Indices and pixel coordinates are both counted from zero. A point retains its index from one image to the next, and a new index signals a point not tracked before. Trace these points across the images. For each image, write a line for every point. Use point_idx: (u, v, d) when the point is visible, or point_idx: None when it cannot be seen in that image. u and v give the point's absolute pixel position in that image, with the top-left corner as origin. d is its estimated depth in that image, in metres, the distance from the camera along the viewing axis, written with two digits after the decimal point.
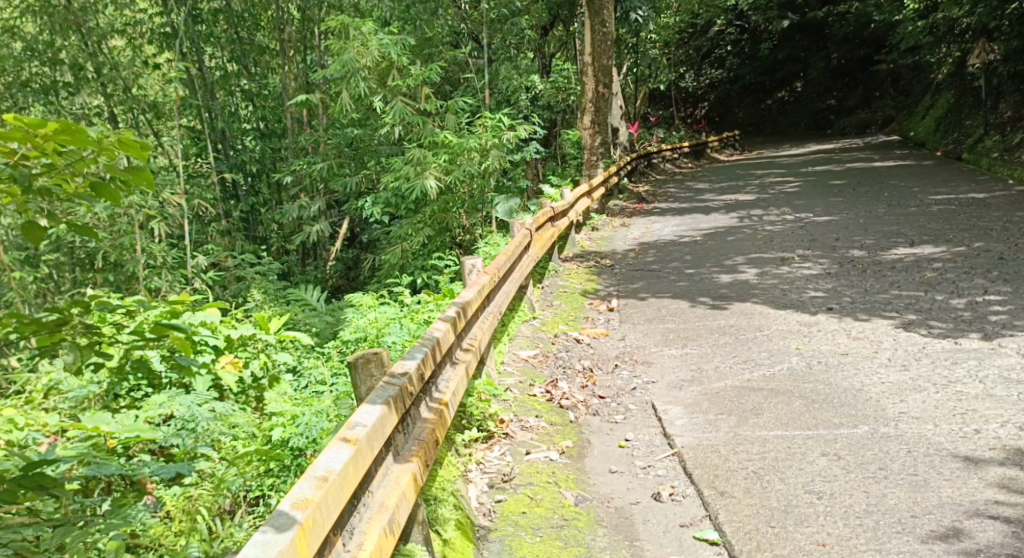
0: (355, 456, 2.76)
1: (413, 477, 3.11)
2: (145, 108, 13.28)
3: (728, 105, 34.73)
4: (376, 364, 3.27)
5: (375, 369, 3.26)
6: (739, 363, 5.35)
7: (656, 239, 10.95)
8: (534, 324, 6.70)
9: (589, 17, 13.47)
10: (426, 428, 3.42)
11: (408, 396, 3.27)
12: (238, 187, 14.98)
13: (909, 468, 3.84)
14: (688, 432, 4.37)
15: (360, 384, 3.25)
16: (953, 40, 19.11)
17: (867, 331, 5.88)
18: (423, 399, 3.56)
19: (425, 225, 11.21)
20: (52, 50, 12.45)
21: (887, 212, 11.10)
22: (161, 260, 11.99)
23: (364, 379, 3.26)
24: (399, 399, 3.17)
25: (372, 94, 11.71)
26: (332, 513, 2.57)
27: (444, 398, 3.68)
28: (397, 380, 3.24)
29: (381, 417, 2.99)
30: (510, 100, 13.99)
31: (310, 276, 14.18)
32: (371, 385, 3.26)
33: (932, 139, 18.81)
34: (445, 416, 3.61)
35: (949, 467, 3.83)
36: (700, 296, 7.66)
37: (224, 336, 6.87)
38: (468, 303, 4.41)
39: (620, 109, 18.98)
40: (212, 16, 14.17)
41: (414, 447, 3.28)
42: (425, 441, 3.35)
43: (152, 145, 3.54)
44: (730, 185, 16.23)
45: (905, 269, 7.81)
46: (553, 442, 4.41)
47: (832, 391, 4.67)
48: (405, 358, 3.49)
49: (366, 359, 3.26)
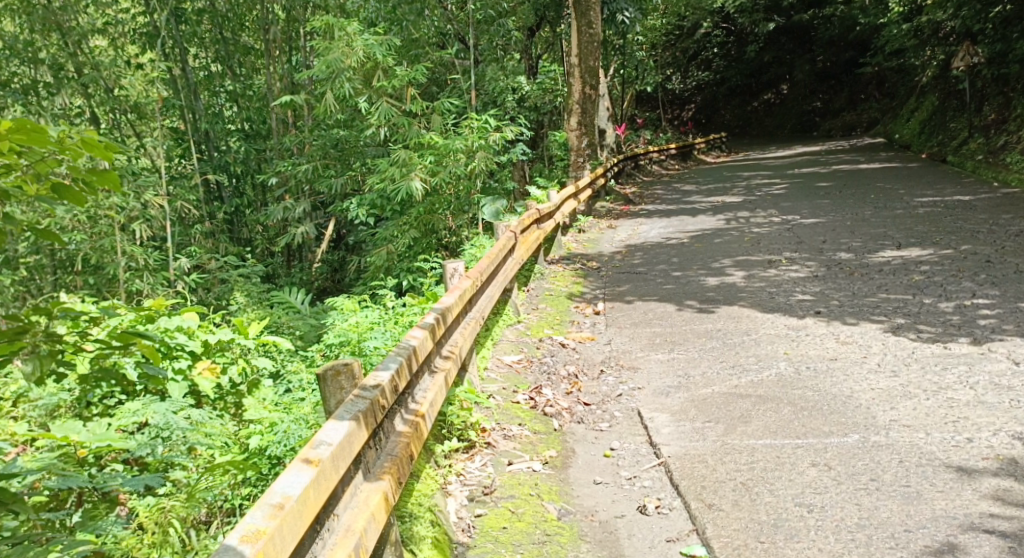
0: (316, 479, 2.63)
1: (384, 496, 2.99)
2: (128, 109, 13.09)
3: (715, 107, 34.72)
4: (347, 377, 3.13)
5: (345, 382, 3.13)
6: (727, 369, 5.24)
7: (643, 241, 10.87)
8: (518, 327, 6.58)
9: (575, 18, 13.38)
10: (400, 443, 3.30)
11: (379, 409, 3.16)
12: (222, 188, 14.81)
13: (901, 479, 3.74)
14: (675, 440, 4.27)
15: (329, 397, 3.10)
16: (937, 43, 19.12)
17: (856, 336, 5.80)
18: (397, 411, 3.45)
19: (411, 226, 11.09)
20: (31, 50, 12.25)
21: (874, 214, 11.04)
22: (143, 263, 11.80)
23: (334, 391, 3.11)
24: (370, 413, 3.06)
25: (356, 95, 11.56)
26: (286, 543, 2.43)
27: (420, 409, 3.56)
28: (367, 393, 3.12)
29: (348, 434, 2.88)
30: (497, 101, 13.90)
31: (294, 278, 14.02)
32: (341, 398, 3.13)
33: (918, 141, 18.81)
34: (421, 428, 3.50)
35: (942, 478, 3.73)
36: (687, 298, 7.57)
37: (201, 340, 6.64)
38: (449, 309, 4.28)
39: (607, 110, 18.90)
40: (196, 17, 14.00)
41: (387, 464, 3.16)
42: (399, 455, 3.24)
43: (117, 145, 3.42)
44: (717, 187, 16.16)
45: (893, 272, 7.74)
46: (535, 452, 4.29)
47: (821, 398, 4.57)
48: (378, 369, 3.37)
49: (336, 371, 3.11)
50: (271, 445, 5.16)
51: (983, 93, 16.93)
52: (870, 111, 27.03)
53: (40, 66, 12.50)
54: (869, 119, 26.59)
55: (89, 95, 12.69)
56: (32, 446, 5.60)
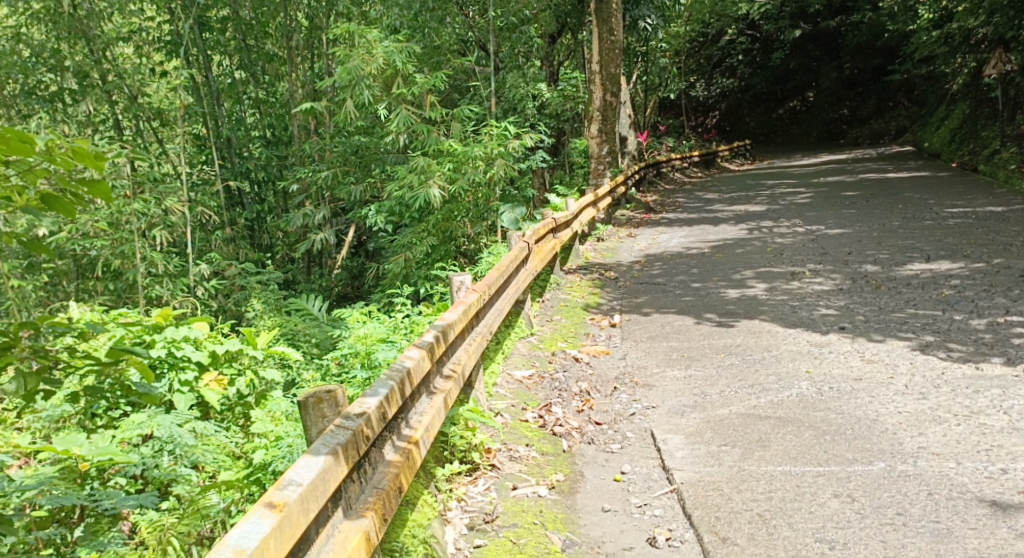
0: (279, 528, 2.53)
1: (365, 535, 2.90)
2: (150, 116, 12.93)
3: (739, 114, 34.36)
4: (329, 404, 3.06)
5: (328, 409, 3.05)
6: (746, 388, 5.02)
7: (663, 251, 10.64)
8: (530, 340, 6.39)
9: (597, 25, 13.16)
10: (388, 474, 3.19)
11: (363, 440, 3.05)
12: (244, 195, 14.55)
13: (931, 514, 3.52)
14: (689, 466, 4.06)
15: (310, 425, 3.03)
16: (968, 51, 18.77)
17: (882, 354, 5.56)
18: (388, 439, 3.34)
19: (429, 234, 10.86)
20: (56, 57, 12.07)
21: (902, 225, 10.77)
22: (163, 269, 11.63)
23: (315, 419, 3.04)
24: (351, 446, 2.96)
25: (376, 102, 11.40)
26: None
27: (413, 436, 3.43)
28: (350, 423, 3.03)
29: (322, 470, 2.79)
30: (517, 108, 13.49)
31: (314, 285, 13.86)
32: (322, 426, 3.05)
33: (946, 151, 18.46)
34: (414, 455, 3.38)
35: (975, 514, 3.50)
36: (706, 311, 7.35)
37: (209, 351, 6.47)
38: (451, 325, 4.11)
39: (629, 118, 18.67)
40: (220, 25, 13.85)
41: (371, 499, 3.06)
42: (386, 488, 3.13)
43: (105, 153, 3.26)
44: (740, 195, 15.89)
45: (921, 286, 7.49)
46: (542, 476, 4.10)
47: (845, 422, 4.34)
48: (366, 395, 3.26)
49: (317, 399, 3.03)
50: (275, 460, 4.96)
51: (1015, 101, 16.57)
52: (898, 119, 26.62)
53: (66, 72, 12.37)
54: (896, 127, 26.18)
55: (112, 102, 12.40)
56: (35, 458, 5.40)
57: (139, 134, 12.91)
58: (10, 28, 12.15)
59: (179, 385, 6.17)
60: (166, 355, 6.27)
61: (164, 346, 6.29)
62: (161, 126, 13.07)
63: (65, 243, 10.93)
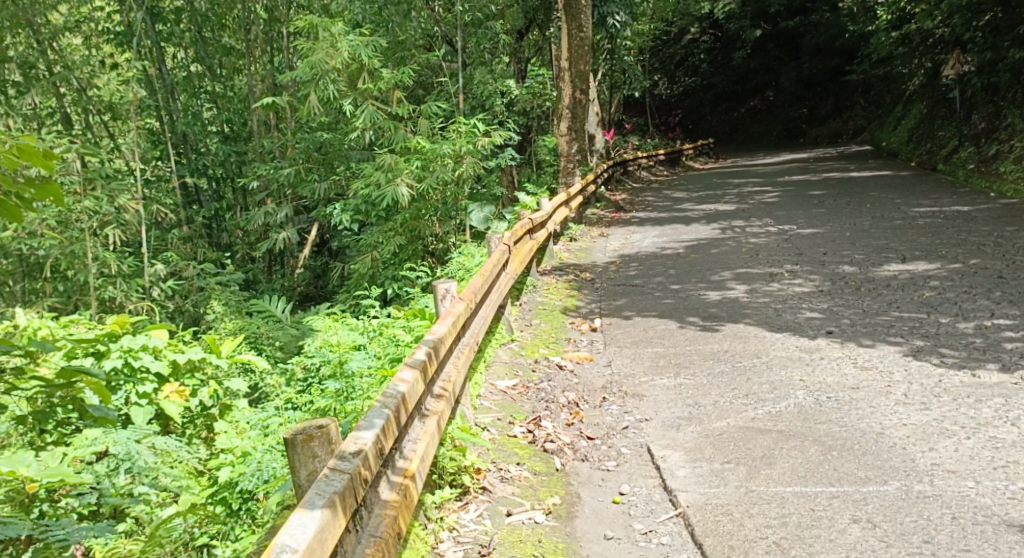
0: None
1: None
2: (103, 109, 12.42)
3: (701, 112, 34.44)
4: (320, 442, 2.89)
5: (318, 449, 2.88)
6: (741, 399, 4.83)
7: (637, 251, 10.47)
8: (512, 348, 6.15)
9: (565, 21, 12.95)
10: (386, 518, 3.05)
11: (359, 484, 2.92)
12: (201, 192, 14.12)
13: (960, 542, 3.48)
14: (693, 486, 3.99)
15: (299, 466, 2.86)
16: (927, 51, 18.83)
17: (875, 360, 5.40)
18: (383, 476, 3.18)
19: (396, 233, 10.53)
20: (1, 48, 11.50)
21: (874, 224, 10.71)
22: (117, 269, 11.11)
23: (305, 460, 2.87)
24: (347, 494, 2.82)
25: (340, 97, 11.07)
26: None
27: (409, 469, 3.28)
28: (346, 466, 2.89)
29: (320, 528, 2.64)
30: (485, 105, 13.24)
31: (276, 286, 13.43)
32: (313, 467, 2.89)
33: (906, 150, 18.53)
34: (411, 490, 3.23)
35: (1007, 541, 3.46)
36: (688, 314, 7.16)
37: (169, 360, 6.09)
38: (441, 340, 3.94)
39: (596, 115, 18.50)
40: (174, 16, 13.26)
41: (369, 550, 2.91)
42: (383, 533, 2.99)
43: (55, 151, 3.30)
44: (708, 194, 15.78)
45: (902, 288, 7.38)
46: (537, 499, 4.00)
47: (851, 436, 4.27)
48: (361, 427, 3.12)
49: (308, 438, 2.86)
50: (243, 478, 4.68)
51: (973, 101, 16.57)
52: (856, 118, 26.79)
53: (9, 64, 11.75)
54: (854, 125, 26.31)
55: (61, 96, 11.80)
56: None
57: (90, 129, 12.33)
58: None
59: (136, 398, 5.81)
60: (122, 366, 5.83)
61: (120, 356, 5.83)
62: (116, 121, 12.54)
63: (11, 241, 10.39)
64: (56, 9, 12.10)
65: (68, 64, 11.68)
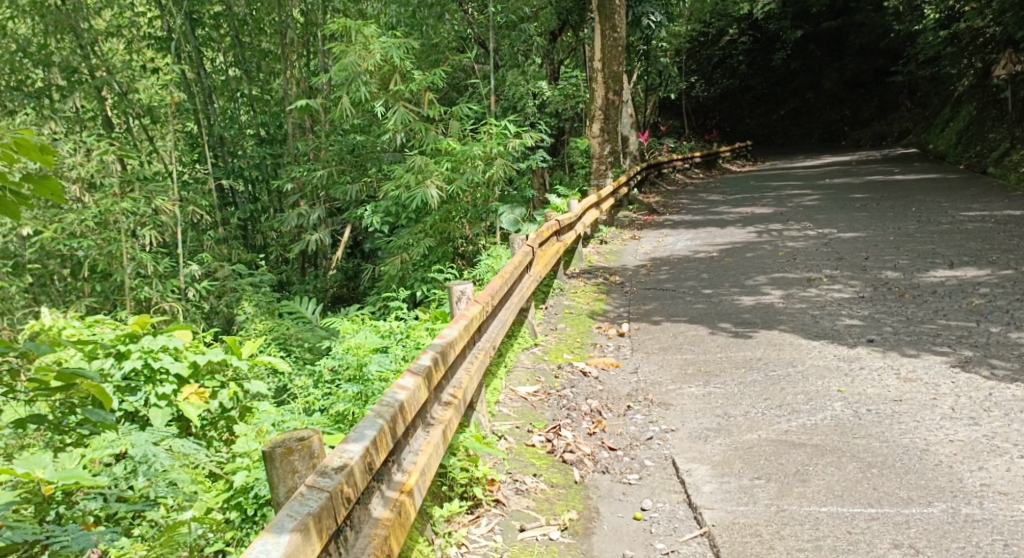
0: None
1: None
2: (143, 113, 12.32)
3: (739, 114, 33.96)
4: (301, 456, 2.83)
5: (299, 463, 2.81)
6: (774, 410, 4.57)
7: (669, 255, 10.19)
8: (534, 352, 5.94)
9: (598, 22, 12.71)
10: (377, 535, 2.96)
11: (342, 502, 2.82)
12: (236, 194, 14.01)
13: None
14: (719, 504, 3.75)
15: (277, 481, 2.79)
16: (976, 51, 18.31)
17: (920, 370, 5.10)
18: (377, 491, 3.10)
19: (426, 235, 10.34)
20: (44, 52, 11.49)
21: (918, 228, 10.33)
22: (153, 270, 10.95)
23: (284, 475, 2.80)
24: (326, 514, 2.72)
25: (372, 99, 10.89)
26: None
27: (407, 483, 3.20)
28: (325, 483, 2.79)
29: (289, 554, 2.55)
30: (517, 107, 13.03)
31: (308, 286, 13.26)
32: (292, 483, 2.82)
33: (953, 152, 18.00)
34: (406, 507, 3.14)
35: None
36: (720, 320, 6.89)
37: (189, 361, 5.91)
38: (450, 344, 3.84)
39: (630, 116, 18.22)
40: (213, 20, 13.17)
41: None
42: (370, 554, 2.88)
43: (54, 146, 3.16)
44: (745, 197, 15.43)
45: (949, 295, 7.05)
46: (553, 514, 3.81)
47: (892, 452, 4.00)
48: (352, 437, 3.04)
49: (287, 452, 2.80)
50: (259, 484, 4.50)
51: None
52: (901, 120, 26.16)
53: (52, 68, 11.74)
54: (899, 128, 25.71)
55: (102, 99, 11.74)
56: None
57: (129, 132, 12.27)
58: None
59: (156, 399, 5.66)
60: (142, 367, 5.74)
61: (140, 357, 5.74)
62: (155, 124, 12.47)
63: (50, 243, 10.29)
64: (100, 12, 12.10)
65: (109, 68, 11.57)
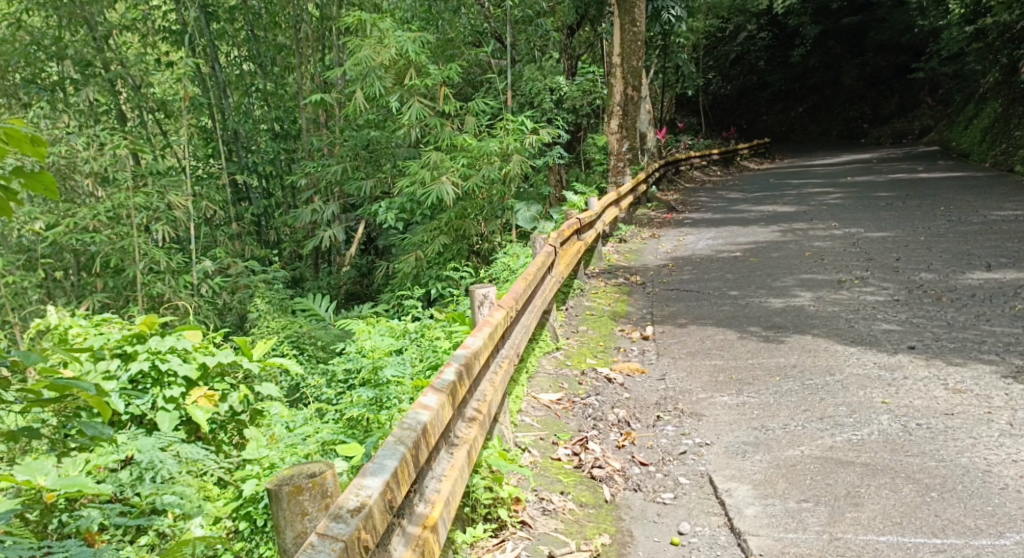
0: None
1: None
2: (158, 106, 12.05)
3: (756, 111, 33.58)
4: (310, 496, 2.65)
5: (308, 504, 2.65)
6: (816, 423, 4.29)
7: (691, 254, 9.91)
8: (556, 356, 5.68)
9: (618, 15, 12.35)
10: None
11: (358, 548, 2.57)
12: (250, 189, 13.75)
13: None
14: (766, 530, 3.49)
15: (284, 524, 2.62)
16: (1006, 46, 17.90)
17: (969, 381, 4.81)
18: (398, 529, 2.85)
19: (441, 232, 10.05)
20: (58, 45, 11.08)
21: (949, 228, 10.01)
22: (166, 265, 10.61)
23: (292, 517, 2.63)
24: None
25: (387, 94, 10.61)
26: None
27: (431, 516, 2.97)
28: (340, 529, 2.54)
29: None
30: (534, 103, 12.69)
31: (321, 283, 12.97)
32: (301, 527, 2.64)
33: (979, 150, 17.62)
34: (429, 544, 2.90)
35: None
36: (749, 323, 6.61)
37: (199, 363, 5.59)
38: (474, 356, 3.59)
39: (646, 113, 17.87)
40: (228, 14, 12.93)
41: None
42: None
43: (46, 137, 2.91)
44: (765, 195, 15.09)
45: (989, 299, 6.74)
46: (583, 538, 3.56)
47: (951, 474, 3.73)
48: (371, 468, 2.80)
49: (295, 491, 2.63)
50: None
51: None
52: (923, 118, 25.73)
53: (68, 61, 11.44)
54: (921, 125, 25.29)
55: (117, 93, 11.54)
56: None
57: (143, 126, 11.98)
58: (9, 15, 11.10)
59: (163, 402, 5.36)
60: (149, 369, 5.44)
61: (147, 359, 5.45)
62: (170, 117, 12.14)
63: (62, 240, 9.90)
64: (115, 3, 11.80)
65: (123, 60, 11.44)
